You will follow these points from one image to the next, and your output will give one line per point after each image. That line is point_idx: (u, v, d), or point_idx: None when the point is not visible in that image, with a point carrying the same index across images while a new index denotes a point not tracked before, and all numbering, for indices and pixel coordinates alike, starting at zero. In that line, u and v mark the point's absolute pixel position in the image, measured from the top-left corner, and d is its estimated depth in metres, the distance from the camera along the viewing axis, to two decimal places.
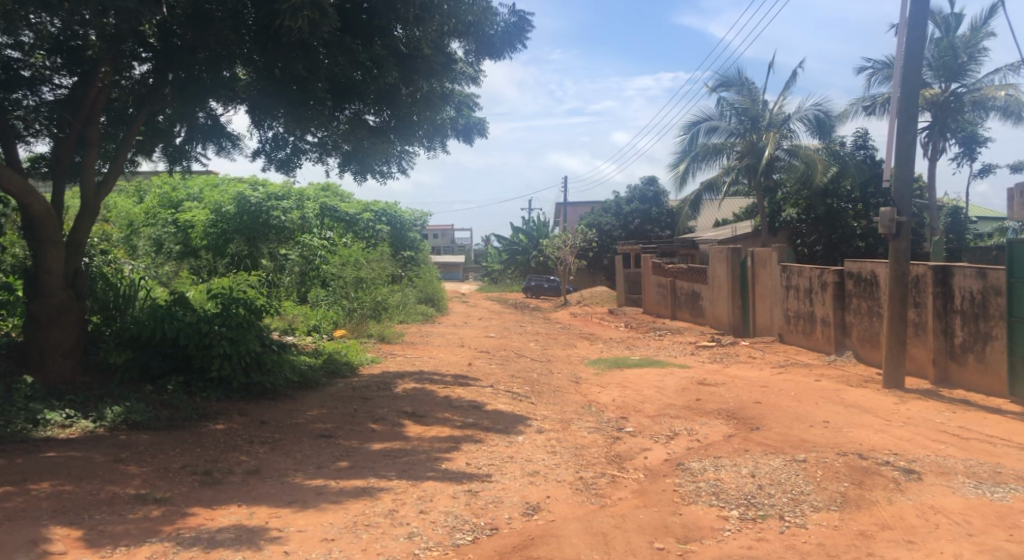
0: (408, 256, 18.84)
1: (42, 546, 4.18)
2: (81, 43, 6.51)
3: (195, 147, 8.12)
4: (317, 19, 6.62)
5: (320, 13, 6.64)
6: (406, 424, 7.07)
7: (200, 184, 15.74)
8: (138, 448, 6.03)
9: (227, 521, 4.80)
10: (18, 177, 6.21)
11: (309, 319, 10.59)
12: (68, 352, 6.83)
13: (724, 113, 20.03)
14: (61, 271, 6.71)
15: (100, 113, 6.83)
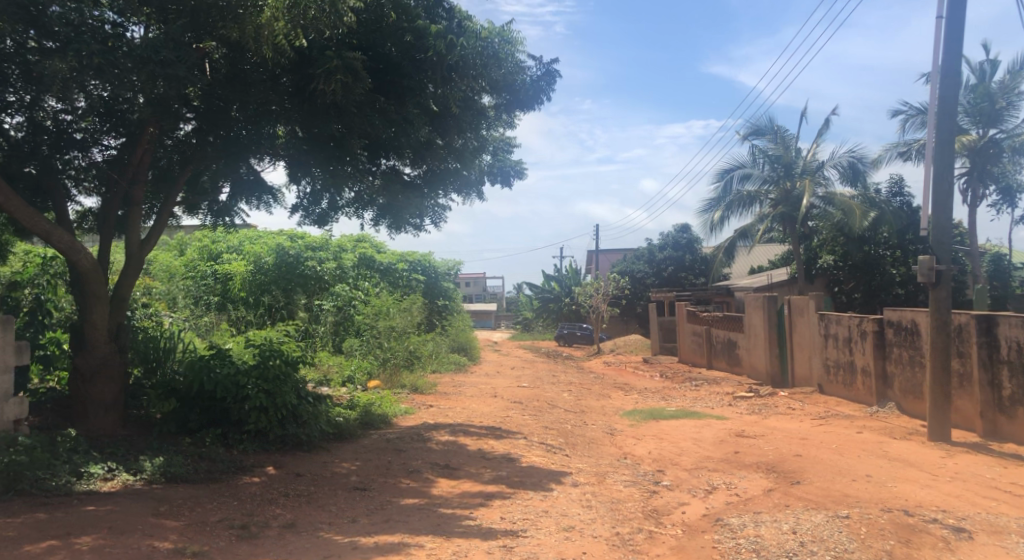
0: (442, 305, 18.97)
1: None
2: (129, 108, 6.78)
3: (234, 203, 8.33)
4: (350, 82, 6.98)
5: (354, 77, 7.03)
6: (440, 477, 7.05)
7: (241, 237, 16.12)
8: (176, 501, 6.11)
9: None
10: (67, 235, 6.47)
11: (343, 370, 10.69)
12: (110, 405, 6.97)
13: (758, 161, 19.96)
14: (106, 325, 6.89)
15: (146, 172, 7.07)
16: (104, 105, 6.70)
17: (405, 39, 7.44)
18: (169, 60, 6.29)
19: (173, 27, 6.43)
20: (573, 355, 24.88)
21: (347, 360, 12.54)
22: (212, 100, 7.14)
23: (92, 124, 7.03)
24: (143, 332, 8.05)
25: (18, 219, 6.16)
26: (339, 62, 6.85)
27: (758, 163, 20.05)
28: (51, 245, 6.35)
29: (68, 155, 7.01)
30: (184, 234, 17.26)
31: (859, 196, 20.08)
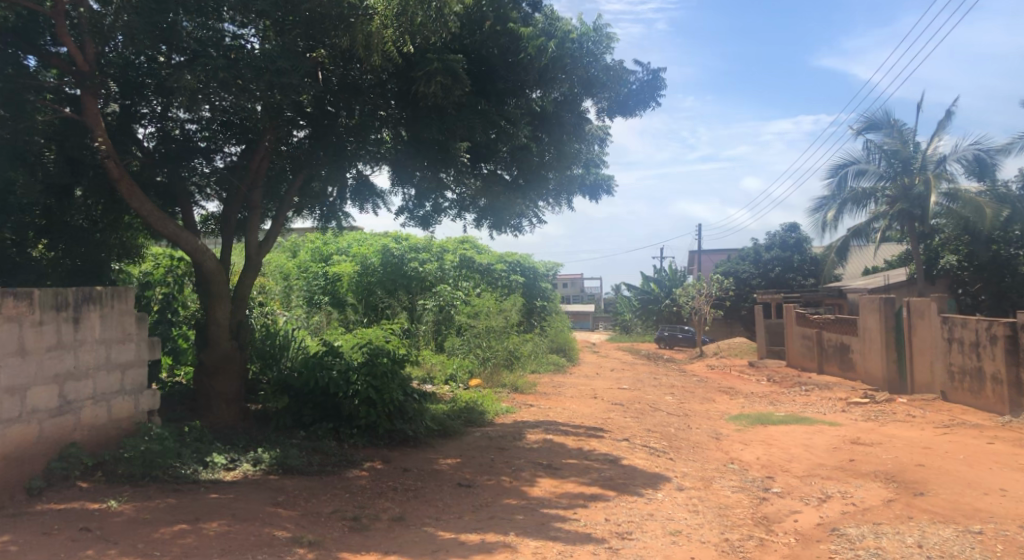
0: (540, 307, 19.01)
1: None
2: (246, 117, 7.14)
3: (343, 205, 8.56)
4: (450, 85, 7.13)
5: (454, 78, 7.17)
6: (542, 476, 7.08)
7: (349, 240, 16.68)
8: (292, 492, 6.43)
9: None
10: (193, 237, 6.91)
11: (446, 368, 10.98)
12: (231, 399, 7.36)
13: (872, 157, 19.09)
14: (228, 323, 7.26)
15: (263, 177, 7.37)
16: (224, 115, 7.01)
17: (500, 41, 7.57)
18: (285, 69, 6.60)
19: (286, 38, 6.71)
20: (676, 357, 24.51)
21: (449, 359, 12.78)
22: (324, 107, 7.44)
23: (212, 132, 7.37)
24: (262, 330, 8.46)
25: (150, 223, 6.63)
26: (439, 65, 6.99)
27: (873, 158, 19.17)
28: (178, 247, 6.79)
29: (194, 162, 7.43)
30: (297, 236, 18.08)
31: (987, 192, 18.88)
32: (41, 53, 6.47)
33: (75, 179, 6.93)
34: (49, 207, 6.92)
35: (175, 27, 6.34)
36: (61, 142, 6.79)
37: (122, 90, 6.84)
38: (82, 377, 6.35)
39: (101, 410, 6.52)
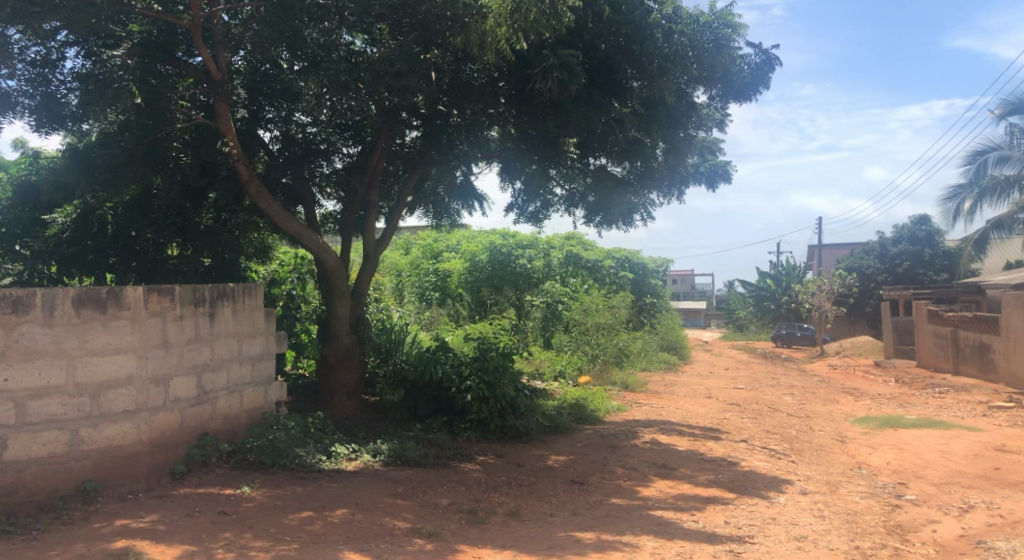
0: (648, 303, 18.63)
1: None
2: (363, 120, 7.39)
3: (452, 205, 8.71)
4: (566, 80, 7.08)
5: (569, 72, 7.14)
6: (656, 476, 6.96)
7: (458, 237, 16.89)
8: (410, 483, 6.62)
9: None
10: (316, 236, 7.24)
11: (555, 365, 10.92)
12: (351, 391, 7.67)
13: (1017, 142, 17.65)
14: (348, 317, 7.57)
15: (380, 176, 7.62)
16: (343, 118, 7.29)
17: (616, 31, 7.43)
18: (402, 72, 6.76)
19: (404, 40, 6.93)
20: (793, 357, 23.53)
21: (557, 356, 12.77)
22: (437, 108, 7.54)
23: (331, 134, 7.69)
24: (378, 325, 8.78)
25: (276, 223, 6.98)
26: (554, 61, 6.95)
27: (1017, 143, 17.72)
28: (303, 245, 7.13)
29: (316, 164, 7.75)
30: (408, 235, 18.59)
31: None
32: (180, 62, 6.81)
33: (208, 184, 7.39)
34: (185, 210, 7.44)
35: (299, 34, 6.54)
36: (196, 147, 7.32)
37: (249, 95, 7.18)
38: (217, 369, 7.09)
39: (234, 400, 7.24)
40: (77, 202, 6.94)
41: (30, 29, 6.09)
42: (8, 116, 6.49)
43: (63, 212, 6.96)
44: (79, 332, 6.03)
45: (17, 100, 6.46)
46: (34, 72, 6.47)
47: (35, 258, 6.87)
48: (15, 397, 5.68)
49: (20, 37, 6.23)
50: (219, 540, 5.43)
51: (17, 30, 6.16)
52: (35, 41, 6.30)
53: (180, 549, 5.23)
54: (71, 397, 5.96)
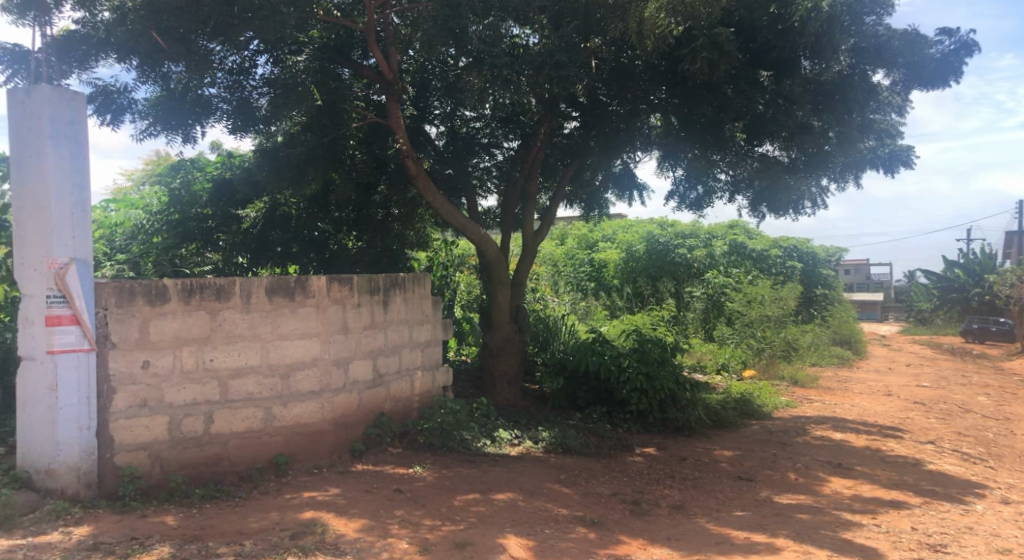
0: (823, 294, 17.04)
1: (506, 552, 5.22)
2: (524, 113, 7.53)
3: (608, 193, 8.70)
4: (716, 60, 6.79)
5: (722, 52, 6.80)
6: (831, 474, 6.61)
7: (613, 227, 16.91)
8: (573, 471, 6.71)
9: (658, 557, 5.16)
10: (478, 227, 7.48)
11: (717, 357, 11.13)
12: (512, 379, 7.92)
13: None
14: (508, 306, 7.80)
15: (540, 167, 7.77)
16: (504, 112, 7.48)
17: (768, 13, 7.20)
18: (562, 63, 6.79)
19: (566, 30, 6.88)
20: (986, 354, 21.37)
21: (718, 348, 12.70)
22: (598, 97, 7.50)
23: (494, 128, 7.87)
24: (536, 316, 9.03)
25: (442, 215, 7.29)
26: (703, 40, 6.68)
27: None
28: (466, 238, 7.42)
29: (478, 158, 8.00)
30: (564, 226, 18.78)
31: None
32: (355, 65, 7.31)
33: (379, 176, 7.89)
34: (357, 203, 8.00)
35: (466, 31, 6.67)
36: (370, 144, 7.73)
37: (417, 94, 7.59)
38: (390, 354, 7.57)
39: (405, 384, 7.72)
40: (265, 198, 7.59)
41: (228, 40, 6.73)
42: (210, 119, 7.28)
43: (254, 207, 7.67)
44: (272, 318, 6.69)
45: (215, 103, 7.23)
46: (230, 79, 7.17)
47: (232, 250, 7.58)
48: (219, 376, 6.44)
49: (220, 48, 6.88)
50: (393, 517, 5.87)
51: (219, 42, 6.79)
52: (232, 52, 6.97)
53: (360, 523, 5.73)
54: (265, 377, 6.64)
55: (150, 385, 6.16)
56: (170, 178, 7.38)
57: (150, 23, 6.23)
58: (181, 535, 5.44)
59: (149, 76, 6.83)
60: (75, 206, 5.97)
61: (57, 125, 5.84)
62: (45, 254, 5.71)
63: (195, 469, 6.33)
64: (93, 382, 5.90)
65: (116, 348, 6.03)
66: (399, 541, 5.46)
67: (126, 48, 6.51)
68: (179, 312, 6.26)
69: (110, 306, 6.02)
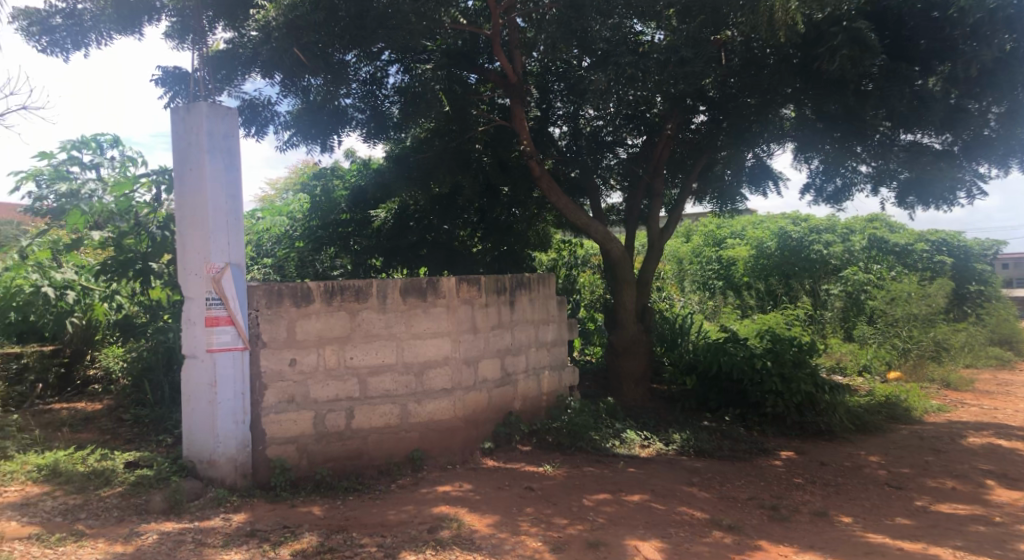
0: (975, 291, 15.12)
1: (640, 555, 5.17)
2: (649, 109, 7.42)
3: (742, 188, 8.44)
4: (858, 56, 6.50)
5: (864, 48, 6.52)
6: (993, 485, 6.12)
7: (742, 222, 16.52)
8: (706, 474, 6.58)
9: None
10: (602, 226, 7.52)
11: (859, 358, 10.98)
12: (638, 379, 7.93)
13: None
14: (634, 306, 7.80)
15: (665, 164, 7.72)
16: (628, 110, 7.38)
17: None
18: (688, 59, 6.65)
19: (693, 25, 6.78)
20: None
21: (860, 347, 12.04)
22: (728, 89, 7.38)
23: (619, 126, 7.78)
24: (663, 316, 9.04)
25: (565, 215, 7.38)
26: (843, 38, 6.44)
27: None
28: (590, 237, 7.48)
29: (603, 156, 8.05)
30: (690, 223, 18.45)
31: None
32: (482, 70, 7.40)
33: (504, 178, 7.92)
34: (483, 206, 8.08)
35: (590, 32, 6.70)
36: (495, 147, 7.82)
37: (541, 95, 7.69)
38: (518, 353, 7.67)
39: (533, 383, 7.80)
40: (395, 199, 7.92)
41: (362, 52, 7.05)
42: (346, 128, 7.68)
43: (385, 208, 7.97)
44: (406, 318, 6.93)
45: (351, 112, 7.57)
46: (364, 89, 7.51)
47: (365, 253, 7.92)
48: (359, 374, 6.73)
49: (354, 59, 7.18)
50: (524, 515, 5.95)
51: (354, 54, 7.10)
52: (366, 63, 7.29)
53: (493, 520, 5.84)
54: (401, 374, 6.89)
55: (297, 382, 6.52)
56: (314, 184, 8.02)
57: (292, 41, 6.57)
58: (327, 525, 5.73)
59: (291, 90, 7.26)
60: (230, 214, 6.42)
61: (214, 139, 6.30)
62: (204, 259, 6.17)
63: (338, 462, 6.65)
64: (247, 378, 6.31)
65: (266, 347, 6.41)
66: (531, 538, 5.54)
67: (271, 64, 6.88)
68: (322, 312, 6.59)
69: (261, 307, 6.41)
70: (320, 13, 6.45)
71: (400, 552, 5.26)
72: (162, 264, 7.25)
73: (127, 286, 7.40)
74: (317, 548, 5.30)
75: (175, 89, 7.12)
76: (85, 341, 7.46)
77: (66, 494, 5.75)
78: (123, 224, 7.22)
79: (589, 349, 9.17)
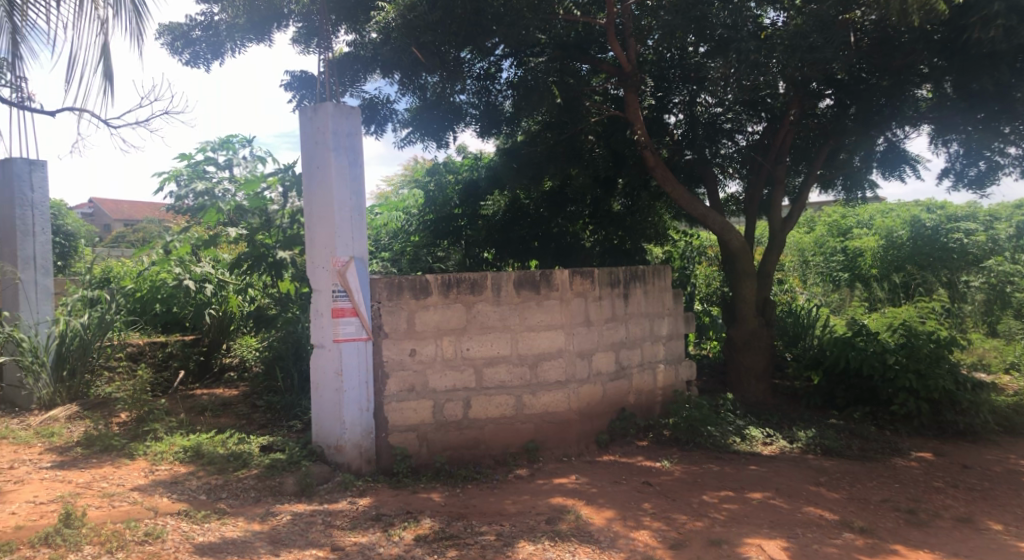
0: None
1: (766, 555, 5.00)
2: (770, 94, 7.28)
3: (871, 174, 8.00)
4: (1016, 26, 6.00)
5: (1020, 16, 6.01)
6: None
7: (870, 212, 15.71)
8: (835, 474, 6.32)
9: None
10: (720, 217, 7.34)
11: (1006, 354, 10.28)
12: (760, 374, 7.75)
13: None
14: (754, 298, 7.65)
15: (788, 150, 7.55)
16: (747, 96, 7.15)
17: None
18: (817, 43, 6.33)
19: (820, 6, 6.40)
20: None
21: (1006, 343, 11.48)
22: (858, 73, 7.08)
23: (738, 113, 7.70)
24: (784, 310, 8.82)
25: (681, 205, 7.29)
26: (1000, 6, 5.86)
27: None
28: (707, 229, 7.33)
29: (721, 143, 7.88)
30: (811, 214, 17.71)
31: None
32: (594, 60, 7.29)
33: (617, 169, 7.84)
34: (596, 197, 8.00)
35: (708, 18, 6.49)
36: (608, 137, 7.74)
37: (657, 84, 7.60)
38: (633, 347, 7.60)
39: (648, 377, 7.72)
40: (507, 193, 7.94)
41: (476, 48, 7.11)
42: (461, 124, 7.90)
43: (494, 200, 8.04)
44: (521, 310, 6.98)
45: (465, 108, 7.76)
46: (478, 85, 7.64)
47: (477, 246, 8.06)
48: (475, 364, 6.84)
49: (469, 56, 7.29)
50: (642, 510, 5.87)
51: (469, 51, 7.20)
52: (480, 60, 7.37)
53: (611, 513, 5.80)
54: (516, 365, 6.96)
55: (417, 371, 6.69)
56: (427, 180, 8.17)
57: (410, 40, 6.70)
58: (449, 512, 5.85)
59: (409, 88, 7.49)
60: (352, 210, 6.61)
61: (338, 138, 6.51)
62: (331, 253, 6.37)
63: (457, 451, 6.79)
64: (370, 367, 6.52)
65: (387, 337, 6.61)
66: (650, 533, 5.46)
67: (390, 63, 7.10)
68: (439, 304, 6.72)
69: (382, 299, 6.60)
70: (436, 13, 6.55)
71: (520, 541, 5.31)
72: (292, 255, 7.52)
73: (258, 280, 7.79)
74: (440, 534, 5.41)
75: (302, 92, 7.56)
76: (223, 331, 8.04)
77: (209, 474, 6.14)
78: (253, 219, 7.64)
79: (705, 343, 9.08)
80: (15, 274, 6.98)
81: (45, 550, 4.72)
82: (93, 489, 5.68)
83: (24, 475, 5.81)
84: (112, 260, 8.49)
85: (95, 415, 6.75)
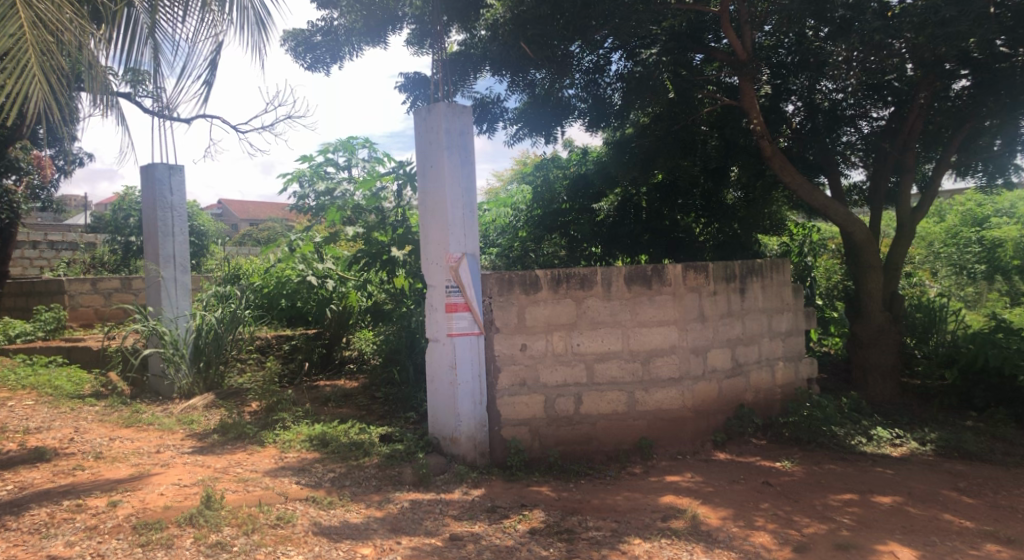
0: None
1: None
2: (897, 77, 6.84)
3: (1015, 158, 7.37)
4: None
5: None
6: None
7: (1010, 199, 14.53)
8: (975, 480, 5.97)
9: None
10: (843, 209, 7.16)
11: None
12: (887, 373, 7.46)
13: None
14: (881, 293, 7.38)
15: (917, 135, 7.15)
16: (870, 80, 6.87)
17: None
18: (950, 17, 5.79)
19: None
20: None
21: None
22: (997, 51, 6.47)
23: (861, 98, 7.36)
24: (915, 305, 8.29)
25: (800, 196, 7.08)
26: None
27: None
28: (830, 220, 7.15)
29: (843, 131, 7.59)
30: (941, 203, 16.58)
31: None
32: (706, 48, 7.16)
33: (730, 160, 7.66)
34: (708, 189, 7.86)
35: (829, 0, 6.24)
36: (721, 128, 7.59)
37: (774, 72, 7.34)
38: (749, 343, 7.39)
39: (766, 374, 7.49)
40: (617, 190, 7.90)
41: (586, 41, 7.03)
42: (570, 119, 7.90)
43: (608, 200, 8.00)
44: (632, 305, 6.91)
45: (575, 102, 7.75)
46: (587, 79, 7.59)
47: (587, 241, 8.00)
48: (586, 360, 6.83)
49: (578, 50, 7.23)
50: (759, 511, 5.71)
51: (578, 45, 7.15)
52: (589, 53, 7.33)
53: (729, 513, 5.67)
54: (628, 362, 6.90)
55: (528, 366, 6.75)
56: (534, 176, 8.21)
57: (519, 36, 6.81)
58: (563, 506, 5.87)
59: (519, 85, 7.61)
60: (464, 206, 6.71)
61: (451, 136, 6.61)
62: (445, 250, 6.49)
63: (570, 446, 6.80)
64: (482, 361, 6.61)
65: (499, 332, 6.69)
66: (768, 535, 5.30)
67: (500, 60, 7.24)
68: (550, 299, 6.74)
69: (494, 294, 6.68)
70: (544, 7, 6.57)
71: (637, 538, 5.27)
72: (405, 254, 7.77)
73: (375, 276, 8.08)
74: (554, 528, 5.45)
75: (414, 92, 7.81)
76: (342, 326, 8.26)
77: (333, 462, 6.40)
78: (370, 217, 7.94)
79: (826, 339, 8.80)
80: (158, 271, 7.51)
81: (190, 529, 5.04)
82: (230, 474, 6.04)
83: (169, 459, 6.24)
84: (241, 258, 9.04)
85: (230, 404, 7.23)
